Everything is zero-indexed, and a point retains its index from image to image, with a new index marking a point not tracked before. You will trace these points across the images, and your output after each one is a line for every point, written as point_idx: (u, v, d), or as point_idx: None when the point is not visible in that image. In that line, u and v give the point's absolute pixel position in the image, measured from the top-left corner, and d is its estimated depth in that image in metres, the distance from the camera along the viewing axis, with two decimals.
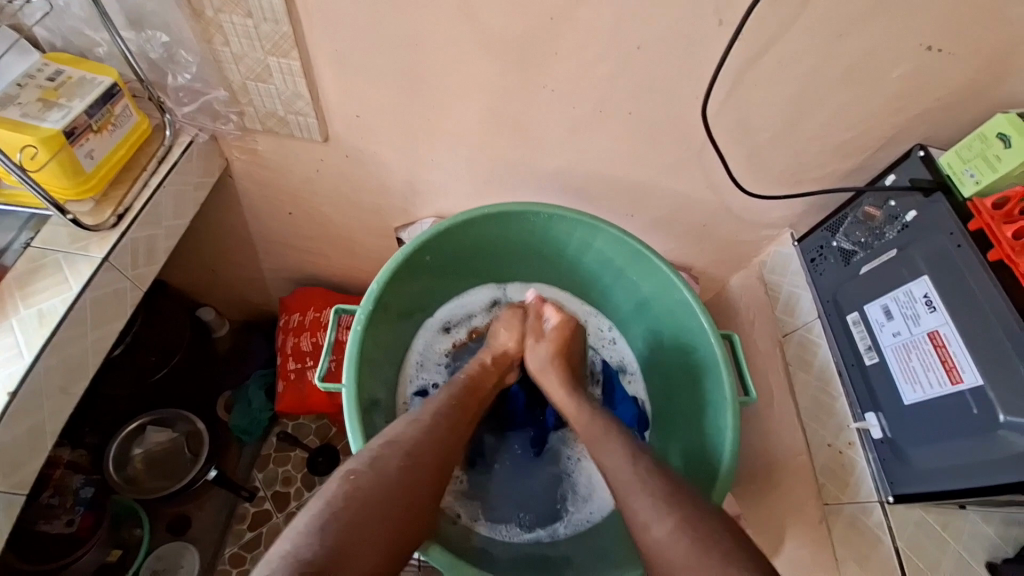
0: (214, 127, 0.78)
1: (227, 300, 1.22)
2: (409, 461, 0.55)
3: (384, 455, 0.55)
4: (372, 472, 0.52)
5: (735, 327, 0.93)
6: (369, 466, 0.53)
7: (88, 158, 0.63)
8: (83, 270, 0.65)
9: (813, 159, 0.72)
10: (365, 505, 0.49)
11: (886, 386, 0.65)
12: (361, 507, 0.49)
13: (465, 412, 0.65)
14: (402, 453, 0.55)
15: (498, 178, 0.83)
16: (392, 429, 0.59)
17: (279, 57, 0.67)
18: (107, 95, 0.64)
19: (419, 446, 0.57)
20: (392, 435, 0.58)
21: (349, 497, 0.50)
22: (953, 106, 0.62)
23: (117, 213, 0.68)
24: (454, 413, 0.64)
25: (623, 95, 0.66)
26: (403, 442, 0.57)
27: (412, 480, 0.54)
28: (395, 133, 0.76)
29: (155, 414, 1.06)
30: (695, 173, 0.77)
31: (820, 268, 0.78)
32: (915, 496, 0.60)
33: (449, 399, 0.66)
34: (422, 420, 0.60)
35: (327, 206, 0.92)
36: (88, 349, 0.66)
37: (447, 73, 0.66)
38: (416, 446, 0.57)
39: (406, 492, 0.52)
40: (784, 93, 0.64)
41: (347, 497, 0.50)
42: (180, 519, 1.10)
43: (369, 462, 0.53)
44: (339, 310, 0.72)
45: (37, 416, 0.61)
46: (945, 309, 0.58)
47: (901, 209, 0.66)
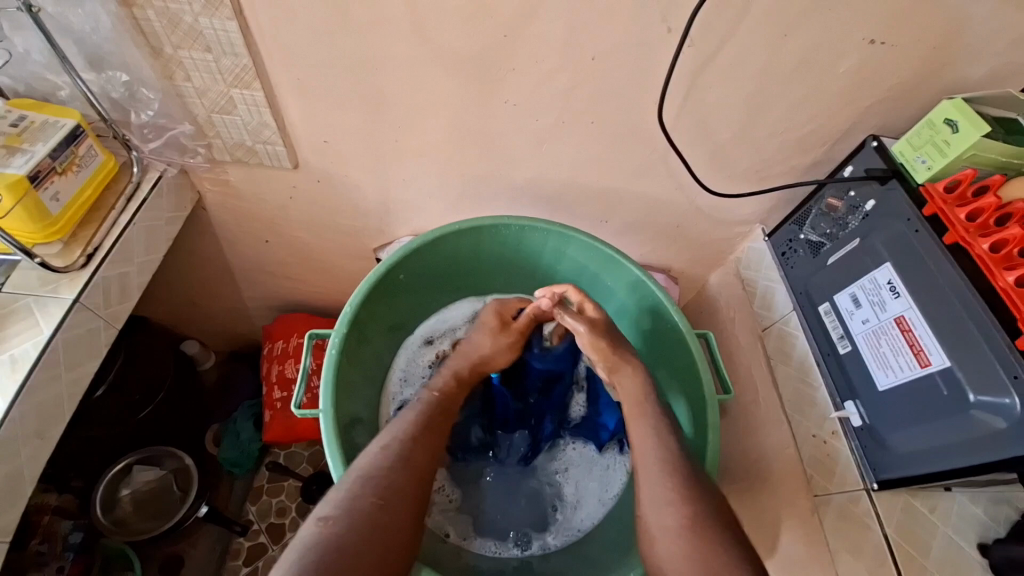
0: (183, 161, 0.78)
1: (211, 332, 1.21)
2: (384, 495, 0.54)
3: (357, 493, 0.54)
4: (346, 515, 0.52)
5: (717, 324, 0.94)
6: (344, 509, 0.52)
7: (54, 200, 0.64)
8: (54, 312, 0.65)
9: (774, 156, 0.74)
10: (345, 553, 0.49)
11: (861, 373, 0.66)
12: (339, 553, 0.49)
13: (437, 432, 0.64)
14: (375, 488, 0.54)
15: (470, 194, 0.84)
16: (364, 463, 0.57)
17: (242, 89, 0.68)
18: (70, 137, 0.64)
19: (395, 478, 0.56)
20: (367, 470, 0.56)
21: (327, 547, 0.49)
22: (899, 97, 0.64)
23: (87, 253, 0.68)
24: (426, 429, 0.63)
25: (583, 105, 0.68)
26: (378, 475, 0.56)
27: (388, 513, 0.54)
28: (365, 156, 0.77)
29: (143, 453, 1.05)
30: (662, 176, 0.78)
31: (791, 260, 0.79)
32: (897, 480, 0.61)
33: (417, 416, 0.64)
34: (396, 447, 0.59)
35: (303, 231, 0.92)
36: (64, 392, 0.66)
37: (408, 94, 0.68)
38: (388, 480, 0.56)
39: (383, 531, 0.52)
40: (738, 95, 0.66)
41: (323, 545, 0.49)
42: (173, 560, 1.05)
43: (343, 504, 0.53)
44: (314, 334, 0.72)
45: (13, 463, 0.60)
46: (909, 294, 0.60)
47: (861, 199, 0.68)
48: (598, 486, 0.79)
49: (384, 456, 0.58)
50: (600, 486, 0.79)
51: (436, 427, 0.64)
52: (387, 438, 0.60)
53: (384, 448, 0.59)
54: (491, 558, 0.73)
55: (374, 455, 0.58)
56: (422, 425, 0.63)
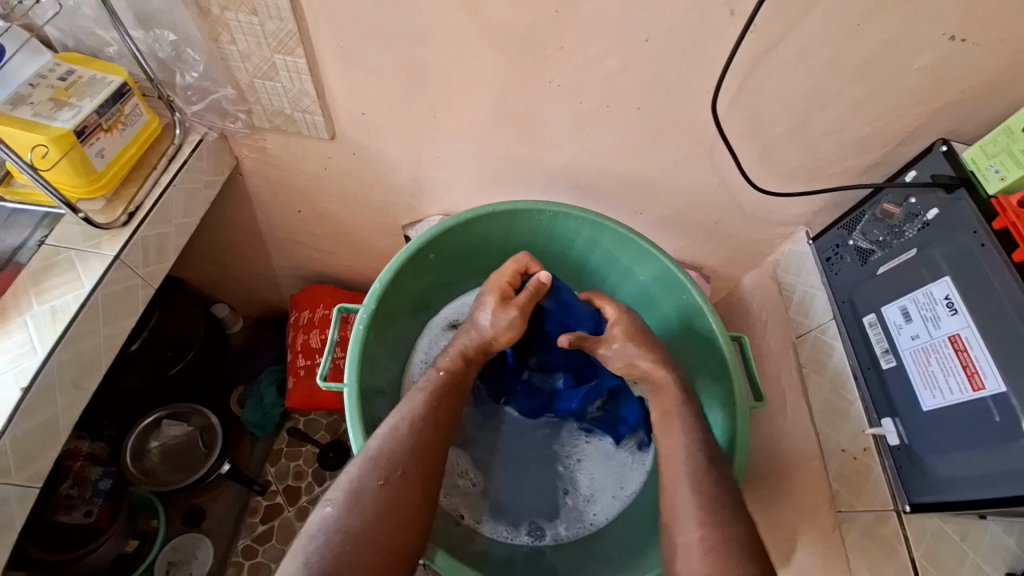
0: (222, 125, 0.79)
1: (239, 296, 1.24)
2: (389, 475, 0.55)
3: (363, 475, 0.54)
4: (353, 500, 0.53)
5: (747, 327, 0.91)
6: (351, 493, 0.53)
7: (98, 156, 0.65)
8: (95, 267, 0.66)
9: (829, 155, 0.70)
10: (356, 536, 0.50)
11: (903, 390, 0.63)
12: (349, 537, 0.50)
13: (444, 412, 0.63)
14: (378, 469, 0.55)
15: (505, 176, 0.82)
16: (368, 445, 0.57)
17: (284, 55, 0.67)
18: (117, 94, 0.65)
19: (400, 458, 0.56)
20: (370, 454, 0.56)
21: (336, 530, 0.51)
22: (976, 99, 0.60)
23: (128, 212, 0.69)
24: (429, 405, 0.62)
25: (631, 89, 0.65)
26: (381, 456, 0.56)
27: (395, 492, 0.54)
28: (402, 131, 0.76)
29: (170, 409, 1.09)
30: (705, 169, 0.75)
31: (835, 267, 0.76)
32: (933, 505, 0.58)
33: (422, 396, 0.63)
34: (403, 427, 0.59)
35: (334, 203, 0.92)
36: (100, 346, 0.68)
37: (451, 69, 0.66)
38: (391, 462, 0.55)
39: (389, 511, 0.53)
40: (798, 87, 0.62)
41: (331, 530, 0.51)
42: (195, 511, 1.12)
43: (348, 488, 0.53)
44: (342, 307, 0.71)
45: (51, 410, 0.62)
46: (967, 312, 0.56)
47: (922, 207, 0.64)
48: (613, 482, 0.79)
49: (385, 438, 0.57)
50: (613, 484, 0.79)
51: (439, 403, 0.63)
52: (393, 419, 0.60)
53: (383, 430, 0.58)
54: (503, 543, 0.74)
55: (379, 435, 0.58)
56: (430, 404, 0.62)
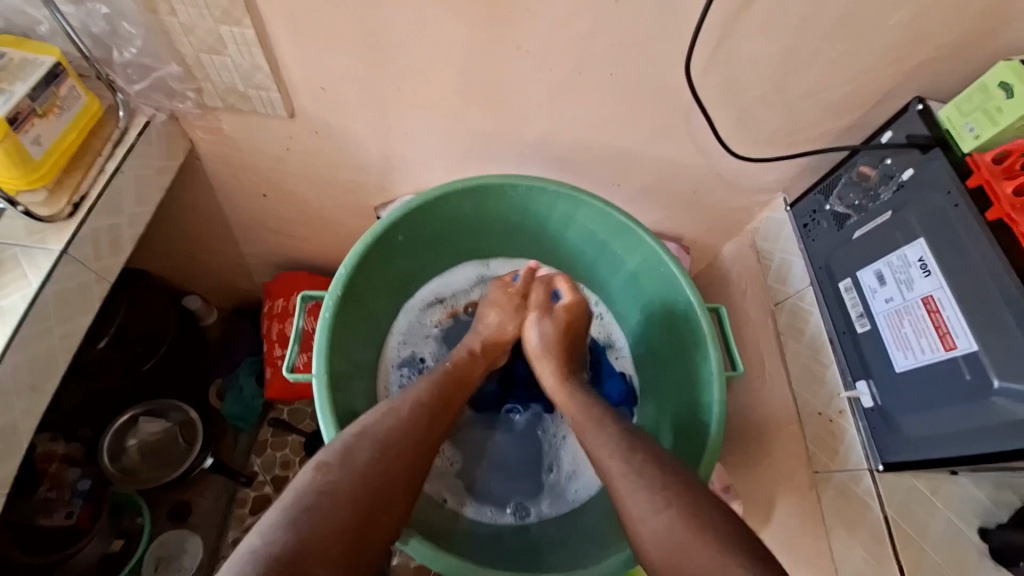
0: (172, 106, 0.74)
1: (211, 287, 1.20)
2: (382, 451, 0.54)
3: (355, 445, 0.53)
4: (343, 465, 0.51)
5: (727, 296, 0.91)
6: (342, 459, 0.52)
7: (35, 144, 0.60)
8: (42, 263, 0.62)
9: (805, 119, 0.68)
10: (337, 499, 0.49)
11: (878, 354, 0.63)
12: (334, 499, 0.48)
13: (445, 405, 0.63)
14: (373, 444, 0.54)
15: (477, 151, 0.79)
16: (365, 420, 0.57)
17: (231, 27, 0.62)
18: (49, 76, 0.60)
19: (396, 436, 0.56)
20: (364, 427, 0.56)
21: (322, 492, 0.49)
22: (952, 55, 0.58)
23: (73, 203, 0.65)
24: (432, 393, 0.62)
25: (602, 55, 0.62)
26: (377, 432, 0.55)
27: (386, 469, 0.53)
28: (365, 106, 0.72)
29: (148, 405, 1.06)
30: (682, 137, 0.73)
31: (812, 233, 0.75)
32: (906, 464, 0.59)
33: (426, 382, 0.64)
34: (403, 409, 0.58)
35: (300, 186, 0.88)
36: (57, 345, 0.64)
37: (411, 38, 0.62)
38: (388, 438, 0.55)
39: (377, 483, 0.51)
40: (774, 48, 0.60)
41: (317, 489, 0.49)
42: (180, 506, 1.11)
43: (339, 454, 0.52)
44: (309, 295, 0.69)
45: (9, 416, 0.60)
46: (940, 273, 0.56)
47: (897, 167, 0.63)
48: (597, 457, 0.79)
49: (384, 417, 0.57)
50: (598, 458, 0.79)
51: (441, 392, 0.63)
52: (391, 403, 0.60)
53: (383, 409, 0.58)
54: (488, 524, 0.74)
55: (376, 413, 0.58)
56: (430, 393, 0.62)
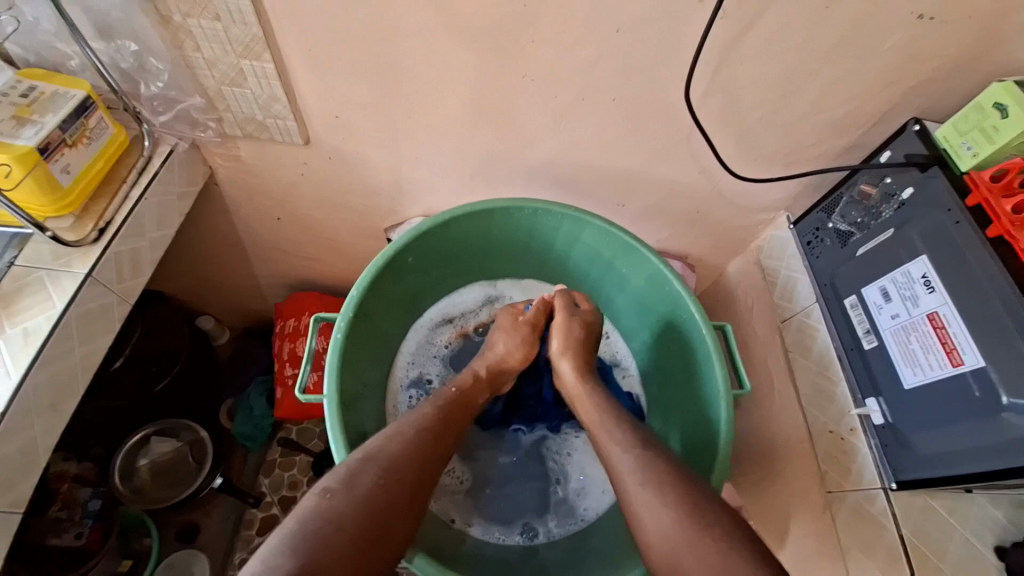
0: (193, 135, 0.77)
1: (224, 308, 1.22)
2: (387, 474, 0.54)
3: (361, 469, 0.54)
4: (347, 490, 0.51)
5: (733, 313, 0.91)
6: (347, 482, 0.52)
7: (63, 172, 0.63)
8: (67, 286, 0.65)
9: (805, 139, 0.70)
10: (341, 523, 0.48)
11: (887, 370, 0.63)
12: (338, 523, 0.48)
13: (448, 429, 0.63)
14: (377, 468, 0.54)
15: (484, 174, 0.81)
16: (369, 446, 0.57)
17: (251, 60, 0.66)
18: (80, 108, 0.63)
19: (399, 460, 0.56)
20: (370, 451, 0.56)
21: (326, 516, 0.49)
22: (947, 77, 0.60)
23: (98, 227, 0.68)
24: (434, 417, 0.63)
25: (604, 82, 0.65)
26: (380, 456, 0.56)
27: (391, 494, 0.53)
28: (377, 132, 0.75)
29: (159, 425, 1.07)
30: (684, 158, 0.74)
31: (816, 250, 0.76)
32: (920, 482, 0.58)
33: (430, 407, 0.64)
34: (405, 434, 0.59)
35: (313, 209, 0.91)
36: (77, 366, 0.66)
37: (422, 68, 0.65)
38: (393, 462, 0.55)
39: (381, 510, 0.51)
40: (771, 73, 0.62)
41: (322, 512, 0.49)
42: (188, 527, 1.10)
43: (344, 479, 0.52)
44: (322, 315, 0.71)
45: (28, 435, 0.61)
46: (944, 289, 0.56)
47: (897, 186, 0.64)
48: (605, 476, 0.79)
49: (388, 441, 0.58)
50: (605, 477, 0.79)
51: (444, 416, 0.64)
52: (393, 428, 0.60)
53: (387, 434, 0.59)
54: (496, 545, 0.74)
55: (378, 438, 0.58)
56: (432, 417, 0.63)
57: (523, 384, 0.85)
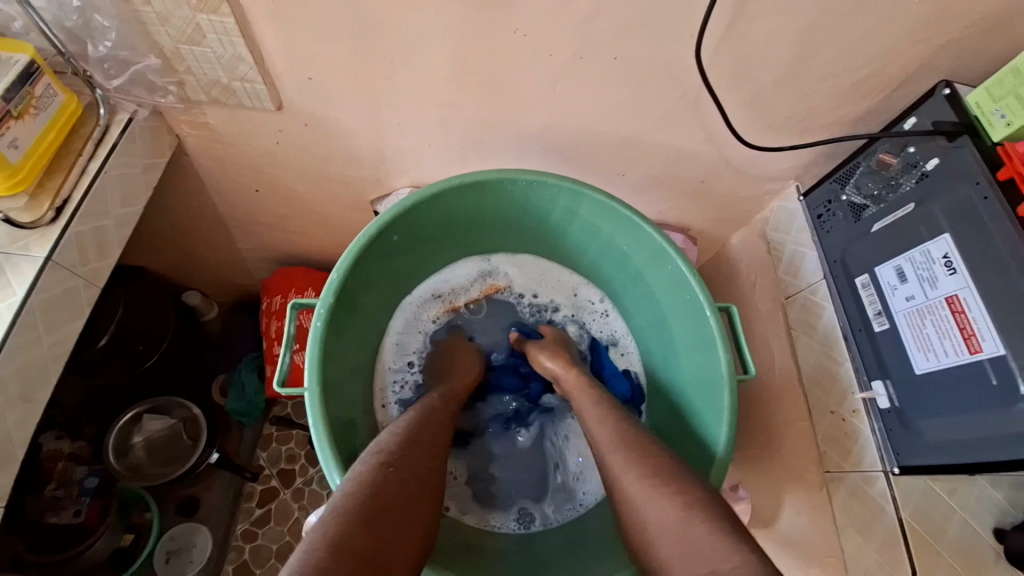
0: (154, 101, 0.71)
1: (209, 283, 1.18)
2: (420, 444, 0.55)
3: (398, 438, 0.55)
4: (392, 457, 0.52)
5: (735, 288, 0.88)
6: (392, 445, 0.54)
7: (12, 147, 0.58)
8: (25, 271, 0.60)
9: (821, 105, 0.64)
10: (397, 484, 0.49)
11: (896, 353, 0.61)
12: (399, 486, 0.49)
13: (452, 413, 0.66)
14: (411, 439, 0.55)
15: (473, 142, 0.76)
16: (396, 425, 0.58)
17: (209, 15, 0.58)
18: (24, 75, 0.57)
19: (429, 433, 0.58)
20: (401, 427, 0.58)
21: (380, 472, 0.49)
22: (984, 33, 0.54)
23: (56, 207, 0.63)
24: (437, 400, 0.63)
25: (605, 39, 0.58)
26: (411, 429, 0.57)
27: (428, 459, 0.55)
28: (355, 97, 0.68)
29: (149, 403, 1.06)
30: (689, 124, 0.69)
31: (827, 224, 0.72)
32: (922, 467, 0.58)
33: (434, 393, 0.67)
34: (423, 413, 0.61)
35: (294, 180, 0.86)
36: (47, 355, 0.63)
37: (400, 23, 0.58)
38: (422, 435, 0.57)
39: (426, 476, 0.52)
40: (789, 30, 0.56)
41: (381, 477, 0.48)
42: (189, 501, 1.12)
43: (390, 448, 0.53)
44: (297, 303, 0.66)
45: (2, 428, 0.58)
46: (967, 272, 0.53)
47: (921, 156, 0.59)
48: None
49: (416, 421, 0.59)
50: None
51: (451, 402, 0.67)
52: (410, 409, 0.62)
53: (413, 415, 0.60)
54: (494, 532, 0.74)
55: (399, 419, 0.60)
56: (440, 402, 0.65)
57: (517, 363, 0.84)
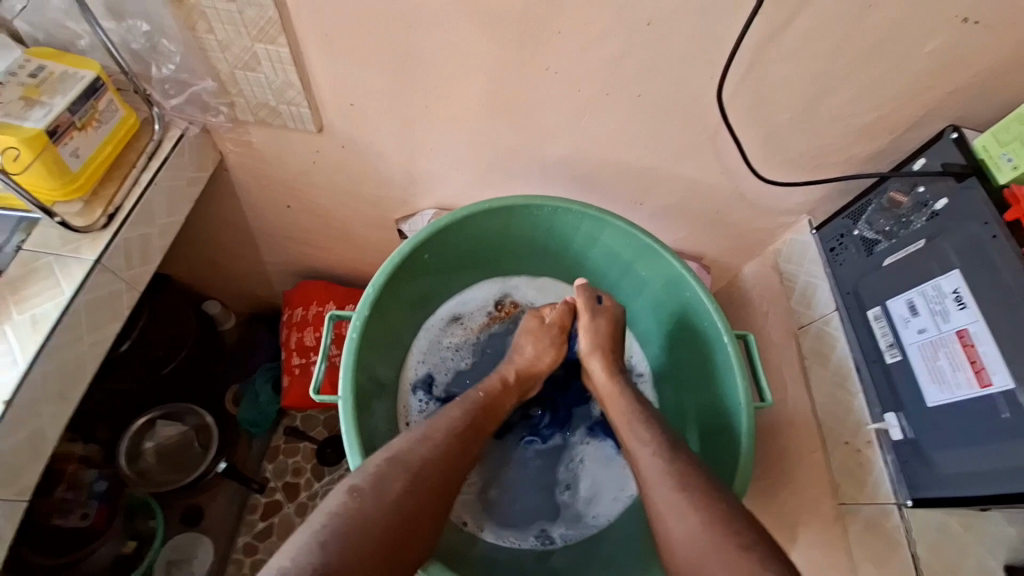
0: (204, 119, 0.75)
1: (230, 293, 1.21)
2: (414, 481, 0.54)
3: (388, 473, 0.53)
4: (375, 493, 0.51)
5: (748, 318, 0.90)
6: (373, 486, 0.52)
7: (73, 156, 0.61)
8: (75, 272, 0.64)
9: (834, 143, 0.68)
10: (366, 527, 0.48)
11: (910, 385, 0.62)
12: (366, 528, 0.48)
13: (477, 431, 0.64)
14: (406, 475, 0.53)
15: (500, 168, 0.79)
16: (398, 443, 0.57)
17: (266, 44, 0.64)
18: (90, 90, 0.61)
19: (429, 467, 0.56)
20: (397, 452, 0.56)
21: (351, 518, 0.49)
22: (986, 84, 0.58)
23: (108, 213, 0.66)
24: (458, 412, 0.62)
25: (632, 77, 0.62)
26: (408, 460, 0.55)
27: (416, 500, 0.53)
28: (392, 122, 0.73)
29: (165, 408, 1.06)
30: (707, 158, 0.72)
31: (839, 257, 0.74)
32: (937, 500, 0.58)
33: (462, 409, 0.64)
34: (432, 440, 0.58)
35: (324, 197, 0.89)
36: (86, 354, 0.65)
37: (441, 58, 0.63)
38: (421, 468, 0.55)
39: (408, 518, 0.51)
40: (803, 74, 0.60)
41: (354, 515, 0.49)
42: (192, 510, 1.10)
43: (374, 480, 0.52)
44: (335, 313, 0.69)
45: (36, 423, 0.60)
46: (977, 307, 0.55)
47: (931, 196, 0.62)
48: (615, 482, 0.79)
49: (420, 446, 0.57)
50: (616, 484, 0.79)
51: (478, 424, 0.64)
52: (422, 431, 0.59)
53: (421, 438, 0.58)
54: (510, 549, 0.74)
55: (409, 440, 0.57)
56: (465, 424, 0.63)
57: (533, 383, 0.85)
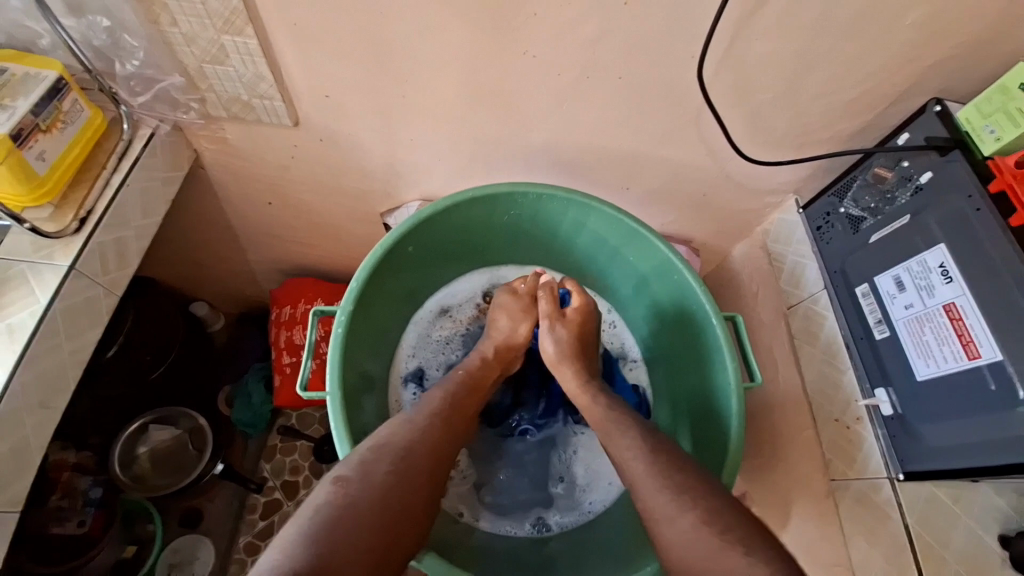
0: (176, 117, 0.73)
1: (217, 294, 1.20)
2: (401, 462, 0.54)
3: (373, 459, 0.53)
4: (362, 478, 0.51)
5: (738, 299, 0.90)
6: (360, 473, 0.51)
7: (39, 160, 0.59)
8: (50, 279, 0.62)
9: (818, 121, 0.67)
10: (357, 511, 0.48)
11: (897, 360, 0.62)
12: (355, 512, 0.48)
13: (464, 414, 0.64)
14: (390, 456, 0.53)
15: (483, 157, 0.78)
16: (381, 431, 0.57)
17: (233, 36, 0.61)
18: (52, 90, 0.59)
19: (415, 447, 0.56)
20: (381, 438, 0.56)
21: (341, 505, 0.48)
22: (969, 56, 0.57)
23: (79, 217, 0.65)
24: (447, 409, 0.62)
25: (612, 58, 0.61)
26: (393, 444, 0.55)
27: (404, 482, 0.52)
28: (370, 113, 0.71)
29: (157, 413, 1.06)
30: (692, 139, 0.71)
31: (827, 236, 0.74)
32: (926, 473, 0.59)
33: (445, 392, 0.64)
34: (416, 423, 0.58)
35: (306, 193, 0.88)
36: (66, 362, 0.64)
37: (415, 45, 0.61)
38: (406, 450, 0.55)
39: (399, 497, 0.51)
40: (786, 51, 0.59)
41: (342, 502, 0.49)
42: (191, 513, 1.10)
43: (359, 466, 0.52)
44: (318, 311, 0.68)
45: (20, 433, 0.59)
46: (963, 280, 0.55)
47: (915, 170, 0.62)
48: (609, 469, 0.79)
49: (404, 429, 0.57)
50: (610, 471, 0.79)
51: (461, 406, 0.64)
52: (404, 417, 0.59)
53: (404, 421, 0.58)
54: (506, 539, 0.74)
55: (391, 426, 0.58)
56: (448, 405, 0.63)
57: (525, 373, 0.85)
